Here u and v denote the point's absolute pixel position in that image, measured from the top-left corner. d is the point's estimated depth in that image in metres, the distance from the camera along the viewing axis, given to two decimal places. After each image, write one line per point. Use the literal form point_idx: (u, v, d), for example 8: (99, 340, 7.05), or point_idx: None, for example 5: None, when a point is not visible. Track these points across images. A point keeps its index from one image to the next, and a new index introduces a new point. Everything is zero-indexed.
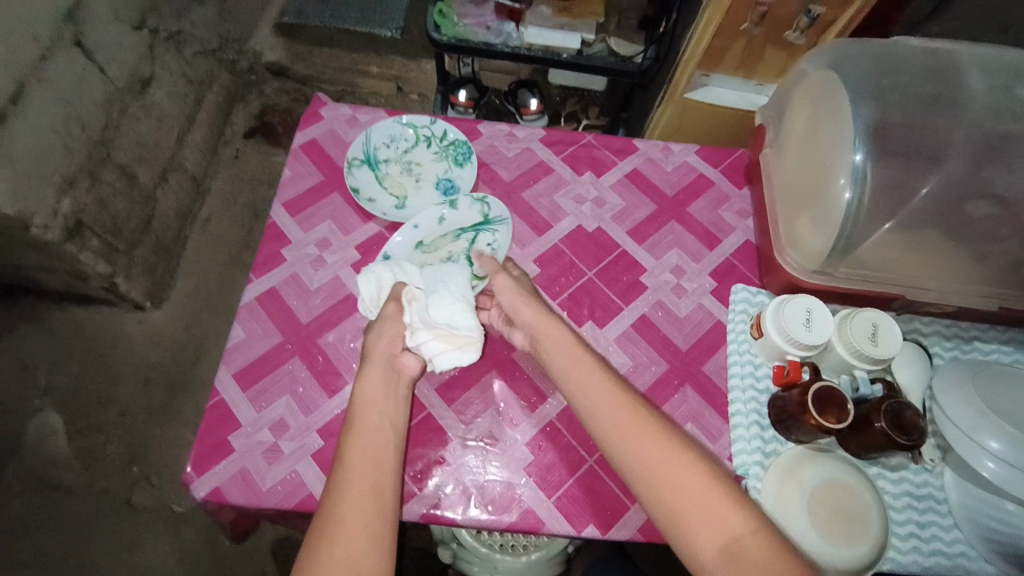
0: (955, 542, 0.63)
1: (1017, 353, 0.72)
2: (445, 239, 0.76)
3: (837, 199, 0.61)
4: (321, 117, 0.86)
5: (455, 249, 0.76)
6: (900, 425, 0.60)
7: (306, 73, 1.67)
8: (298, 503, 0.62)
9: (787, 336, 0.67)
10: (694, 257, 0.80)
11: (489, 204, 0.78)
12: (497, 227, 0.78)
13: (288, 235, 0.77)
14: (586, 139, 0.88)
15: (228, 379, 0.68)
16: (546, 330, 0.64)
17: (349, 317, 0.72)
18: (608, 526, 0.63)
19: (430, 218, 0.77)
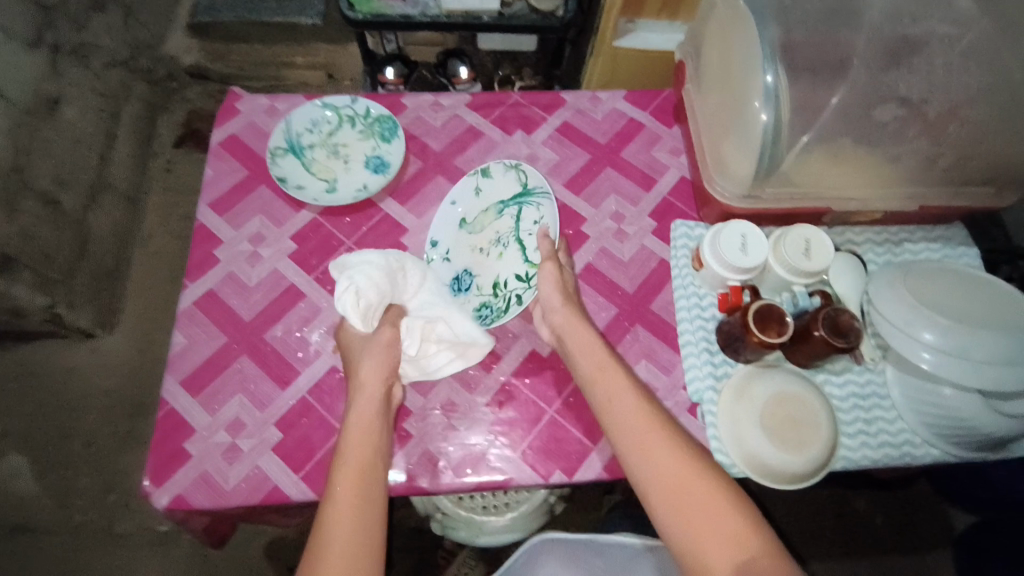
0: (900, 433, 0.68)
1: (945, 250, 0.76)
2: (489, 217, 0.77)
3: (754, 120, 0.61)
4: (237, 110, 0.83)
5: (500, 228, 0.76)
6: (837, 329, 0.64)
7: (224, 71, 1.60)
8: (265, 496, 0.62)
9: (725, 262, 0.68)
10: (632, 201, 0.80)
11: (523, 170, 0.77)
12: (540, 200, 0.75)
13: (219, 235, 0.76)
14: (513, 98, 0.87)
15: (176, 388, 0.67)
16: (573, 330, 0.65)
17: (293, 308, 0.72)
18: (575, 469, 0.65)
19: (467, 192, 0.78)
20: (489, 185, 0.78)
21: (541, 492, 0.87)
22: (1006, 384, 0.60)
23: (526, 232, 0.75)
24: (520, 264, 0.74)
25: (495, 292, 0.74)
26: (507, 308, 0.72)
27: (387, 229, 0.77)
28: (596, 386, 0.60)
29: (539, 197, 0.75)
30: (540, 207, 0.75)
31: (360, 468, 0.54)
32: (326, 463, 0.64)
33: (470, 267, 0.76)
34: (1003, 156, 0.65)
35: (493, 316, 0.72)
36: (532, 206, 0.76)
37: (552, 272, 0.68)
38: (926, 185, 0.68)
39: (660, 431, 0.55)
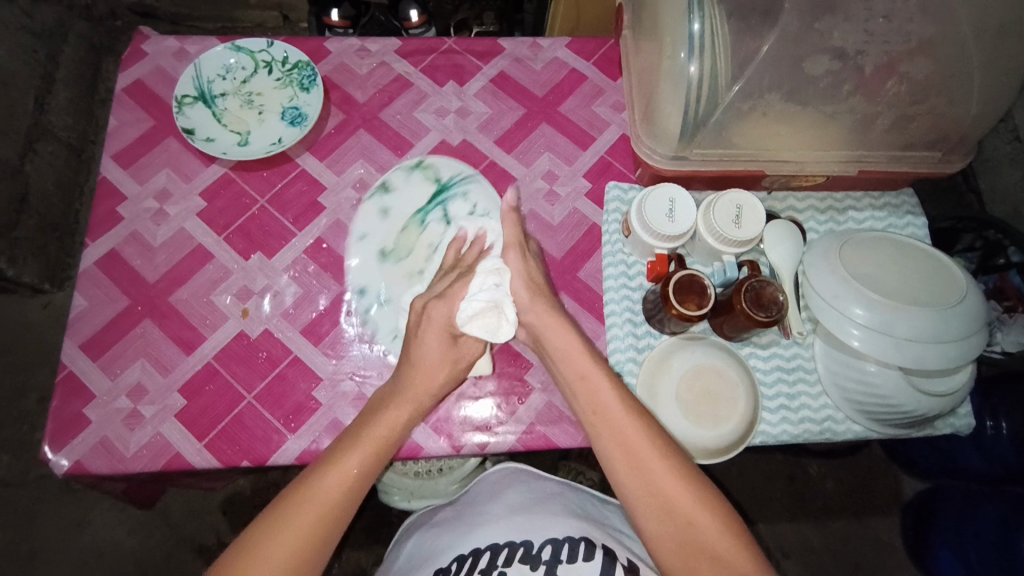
0: (823, 408, 0.66)
1: (891, 218, 0.72)
2: (411, 234, 0.70)
3: (680, 73, 0.57)
4: (144, 53, 0.77)
5: (433, 237, 0.70)
6: (759, 302, 0.61)
7: (174, 11, 1.43)
8: (166, 463, 0.60)
9: (652, 230, 0.64)
10: (567, 160, 0.76)
11: (429, 167, 0.74)
12: (464, 186, 0.73)
13: (123, 190, 0.71)
14: (447, 44, 0.81)
15: (75, 351, 0.64)
16: (556, 329, 0.59)
17: (200, 270, 0.68)
18: (485, 441, 0.64)
19: (372, 216, 0.71)
20: (395, 199, 0.72)
21: (473, 461, 0.88)
22: (928, 361, 0.57)
23: (466, 225, 0.71)
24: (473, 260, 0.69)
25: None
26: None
27: (304, 187, 0.73)
28: (573, 389, 0.57)
29: (461, 186, 0.73)
30: (467, 196, 0.73)
31: (347, 475, 0.50)
32: (230, 431, 0.62)
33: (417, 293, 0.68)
34: (945, 116, 0.61)
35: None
36: (458, 198, 0.72)
37: (518, 262, 0.62)
38: (866, 147, 0.64)
39: (634, 430, 0.52)
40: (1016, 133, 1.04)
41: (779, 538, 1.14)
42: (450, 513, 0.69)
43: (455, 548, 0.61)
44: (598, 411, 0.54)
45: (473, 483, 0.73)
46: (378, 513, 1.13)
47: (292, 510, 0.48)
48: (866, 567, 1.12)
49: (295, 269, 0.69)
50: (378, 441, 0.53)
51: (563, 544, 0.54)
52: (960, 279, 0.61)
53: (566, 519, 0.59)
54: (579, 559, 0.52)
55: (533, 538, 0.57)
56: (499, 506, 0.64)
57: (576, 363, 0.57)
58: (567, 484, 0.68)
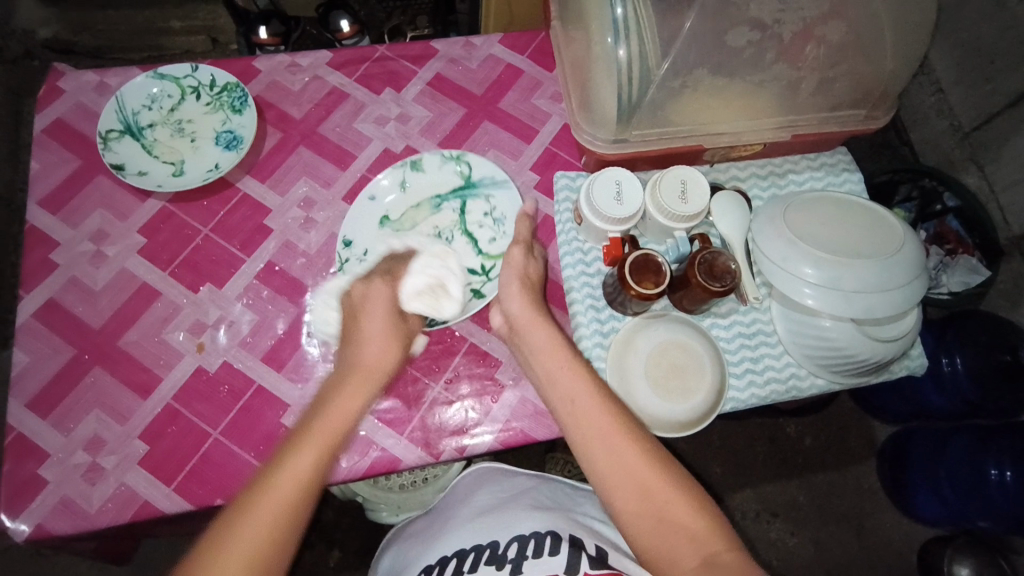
0: (787, 367, 0.68)
1: (829, 177, 0.75)
2: (421, 212, 0.71)
3: (609, 56, 0.59)
4: (61, 91, 0.74)
5: (441, 223, 0.71)
6: (713, 273, 0.62)
7: (95, 44, 1.35)
8: (134, 514, 0.57)
9: (602, 215, 0.65)
10: (513, 155, 0.76)
11: (466, 162, 0.72)
12: (491, 191, 0.72)
13: (55, 236, 0.68)
14: (379, 52, 0.80)
15: (21, 412, 0.61)
16: (534, 326, 0.59)
17: (148, 309, 0.66)
18: (463, 444, 0.64)
19: (389, 189, 0.71)
20: (419, 177, 0.72)
21: (456, 467, 0.87)
22: (877, 310, 0.60)
23: (475, 224, 0.71)
24: (473, 257, 0.70)
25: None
26: (464, 305, 0.67)
27: (248, 211, 0.71)
28: (549, 380, 0.55)
29: (488, 187, 0.72)
30: (488, 199, 0.72)
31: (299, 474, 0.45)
32: (199, 471, 0.60)
33: None
34: (865, 74, 0.63)
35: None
36: (479, 198, 0.72)
37: (520, 256, 0.65)
38: (795, 111, 0.66)
39: (599, 410, 0.51)
40: (937, 85, 1.09)
41: (767, 500, 1.17)
42: (423, 523, 0.69)
43: (424, 558, 0.60)
44: (570, 399, 0.53)
45: (446, 490, 0.72)
46: (371, 532, 1.11)
47: (298, 445, 0.47)
48: (850, 516, 1.16)
49: (248, 297, 0.67)
50: (366, 381, 0.54)
51: (530, 541, 0.54)
52: (898, 228, 0.64)
53: (533, 514, 0.59)
54: (544, 554, 0.52)
55: (500, 538, 0.57)
56: (467, 510, 0.64)
57: (544, 356, 0.57)
58: (540, 477, 0.69)
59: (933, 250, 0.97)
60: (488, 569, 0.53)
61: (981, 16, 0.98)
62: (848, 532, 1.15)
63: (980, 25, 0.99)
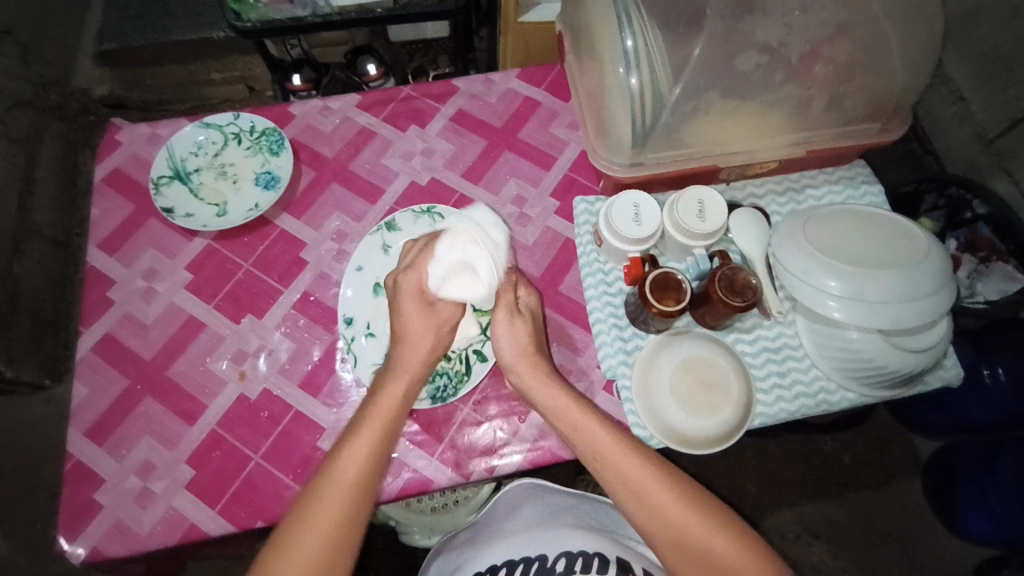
0: (815, 381, 0.67)
1: (848, 190, 0.75)
2: None
3: (622, 85, 0.61)
4: (117, 142, 0.80)
5: None
6: (734, 289, 0.63)
7: (148, 97, 1.46)
8: (182, 536, 0.60)
9: (621, 236, 0.67)
10: (533, 182, 0.79)
11: (437, 213, 0.75)
12: None
13: (110, 275, 0.73)
14: (404, 92, 0.84)
15: (80, 439, 0.65)
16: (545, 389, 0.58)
17: (194, 340, 0.70)
18: (493, 464, 0.65)
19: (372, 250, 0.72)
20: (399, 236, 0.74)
21: (484, 490, 0.88)
22: (905, 321, 0.59)
23: None
24: (468, 315, 0.70)
25: (447, 356, 0.68)
26: (469, 370, 0.67)
27: (284, 246, 0.75)
28: (574, 437, 0.56)
29: None
30: None
31: (342, 490, 0.52)
32: (242, 494, 0.62)
33: None
34: (876, 89, 0.64)
35: (452, 385, 0.67)
36: None
37: (505, 328, 0.61)
38: (810, 127, 0.67)
39: (635, 465, 0.53)
40: (959, 94, 1.09)
41: (807, 521, 1.14)
42: (470, 534, 0.70)
43: (474, 562, 0.62)
44: (600, 457, 0.54)
45: (489, 505, 0.73)
46: (404, 557, 1.11)
47: (316, 507, 0.51)
48: (897, 538, 1.11)
49: (286, 326, 0.71)
50: (385, 421, 0.56)
51: (577, 558, 0.55)
52: (920, 238, 0.64)
53: (579, 531, 0.60)
54: (592, 572, 0.54)
55: (547, 551, 0.58)
56: (514, 523, 0.66)
57: (568, 413, 0.57)
58: (581, 495, 0.69)
59: (965, 258, 0.96)
60: None
61: (998, 24, 0.98)
62: (895, 554, 1.10)
63: (998, 33, 0.98)
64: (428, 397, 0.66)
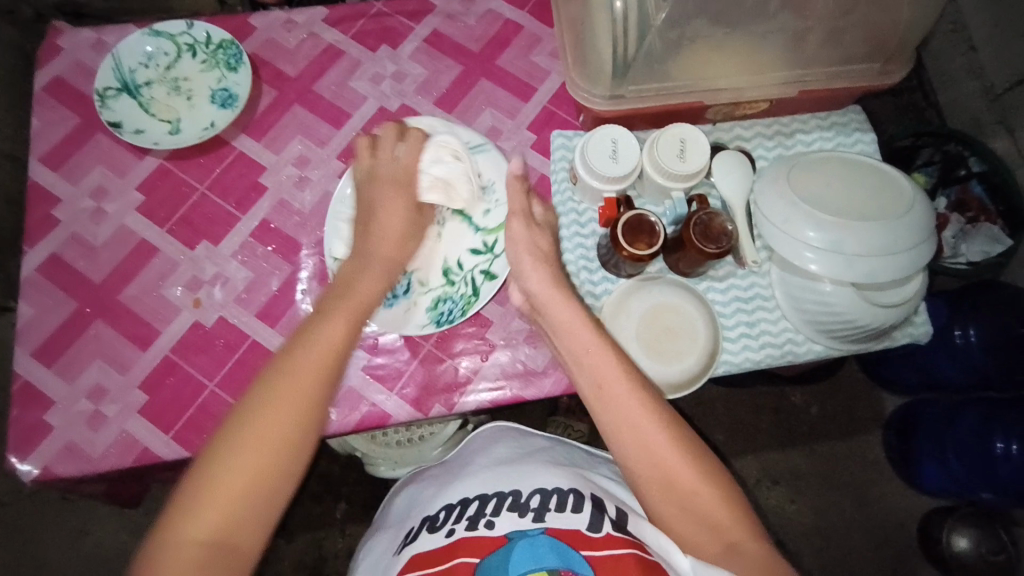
0: (783, 332, 0.66)
1: (839, 137, 0.72)
2: None
3: (605, 9, 0.56)
4: (60, 48, 0.74)
5: None
6: (709, 234, 0.61)
7: (103, 7, 1.31)
8: (136, 458, 0.60)
9: (596, 173, 0.63)
10: (509, 114, 0.74)
11: (460, 128, 0.68)
12: (479, 156, 0.68)
13: (56, 192, 0.69)
14: (375, 7, 0.78)
15: (27, 360, 0.63)
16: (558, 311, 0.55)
17: (147, 265, 0.67)
18: (454, 402, 0.64)
19: (381, 162, 0.67)
20: (414, 147, 0.68)
21: (451, 425, 0.88)
22: (879, 275, 0.57)
23: (468, 196, 0.67)
24: (469, 237, 0.67)
25: (448, 281, 0.65)
26: (476, 291, 0.64)
27: (243, 170, 0.71)
28: (576, 360, 0.53)
29: (474, 152, 0.68)
30: (476, 164, 0.68)
31: (240, 478, 0.41)
32: (196, 420, 0.61)
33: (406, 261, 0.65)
34: (877, 23, 0.60)
35: (459, 308, 0.64)
36: None
37: (522, 229, 0.60)
38: (805, 64, 0.63)
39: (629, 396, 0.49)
40: (970, 43, 1.03)
41: (769, 468, 1.17)
42: (441, 469, 0.67)
43: (445, 495, 0.59)
44: (599, 384, 0.51)
45: (462, 443, 0.70)
46: (375, 489, 1.14)
47: (225, 450, 0.42)
48: (852, 486, 1.15)
49: (243, 254, 0.67)
50: (311, 391, 0.45)
51: (552, 495, 0.53)
52: (904, 187, 0.61)
53: (554, 470, 0.57)
54: (568, 509, 0.51)
55: (522, 487, 0.55)
56: (488, 459, 0.63)
57: (575, 337, 0.54)
58: (557, 440, 0.67)
59: (953, 217, 0.93)
60: (509, 517, 0.52)
61: None
62: (849, 500, 1.15)
63: None
64: (430, 323, 0.63)
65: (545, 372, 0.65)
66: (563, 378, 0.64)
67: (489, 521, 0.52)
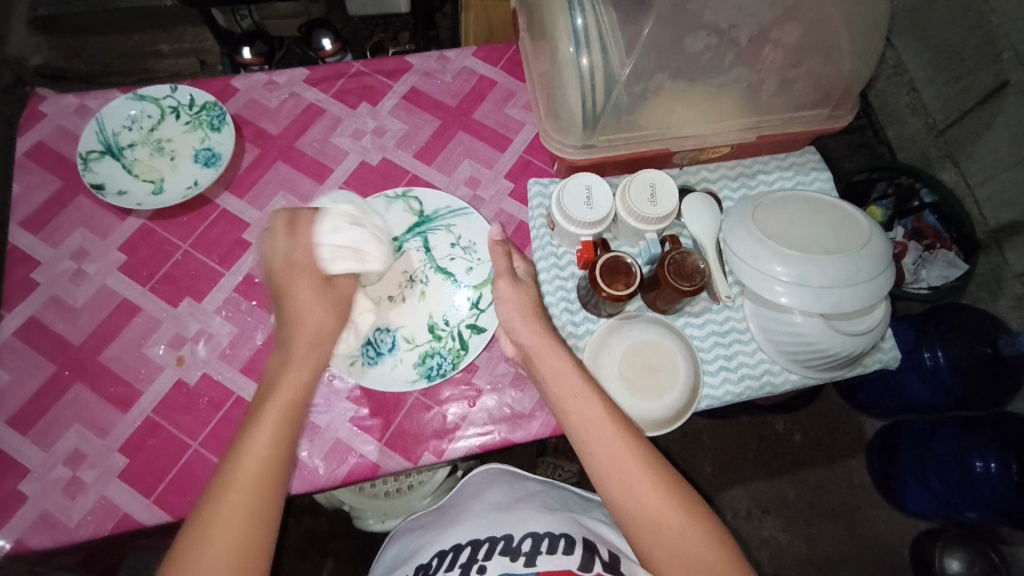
0: (761, 363, 0.68)
1: (798, 176, 0.77)
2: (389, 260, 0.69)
3: (572, 64, 0.60)
4: (43, 114, 0.75)
5: (413, 266, 0.70)
6: (683, 273, 0.63)
7: (85, 69, 1.36)
8: (115, 525, 0.58)
9: (572, 218, 0.66)
10: (487, 163, 0.77)
11: (418, 199, 0.72)
12: (451, 222, 0.71)
13: (36, 254, 0.69)
14: (355, 67, 0.81)
15: (2, 427, 0.61)
16: (546, 352, 0.57)
17: (128, 324, 0.67)
18: (443, 449, 0.64)
19: None
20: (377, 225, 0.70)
21: (441, 471, 0.87)
22: (844, 305, 0.60)
23: (447, 257, 0.70)
24: (454, 295, 0.69)
25: (435, 336, 0.67)
26: (465, 344, 0.67)
27: (226, 226, 0.72)
28: (561, 404, 0.54)
29: (446, 218, 0.72)
30: (451, 229, 0.71)
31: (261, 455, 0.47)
32: (179, 482, 0.60)
33: (383, 324, 0.66)
34: (823, 74, 0.65)
35: (450, 360, 0.66)
36: (441, 231, 0.71)
37: (509, 288, 0.62)
38: (760, 111, 0.68)
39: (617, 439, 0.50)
40: (911, 84, 1.11)
41: (758, 497, 1.17)
42: (434, 515, 0.66)
43: (439, 542, 0.59)
44: (586, 424, 0.52)
45: (455, 488, 0.70)
46: (362, 543, 1.10)
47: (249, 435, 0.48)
48: (842, 512, 1.16)
49: (227, 309, 0.68)
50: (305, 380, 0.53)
51: (544, 539, 0.53)
52: (862, 224, 0.65)
53: (547, 514, 0.57)
54: (559, 552, 0.51)
55: (514, 531, 0.55)
56: (481, 504, 0.62)
57: (560, 379, 0.55)
58: (550, 483, 0.66)
59: (911, 245, 0.99)
60: (501, 561, 0.51)
61: (949, 16, 1.00)
62: (841, 527, 1.15)
63: (948, 24, 1.00)
64: (418, 379, 0.65)
65: (533, 415, 0.65)
66: (551, 420, 0.65)
67: (482, 565, 0.52)
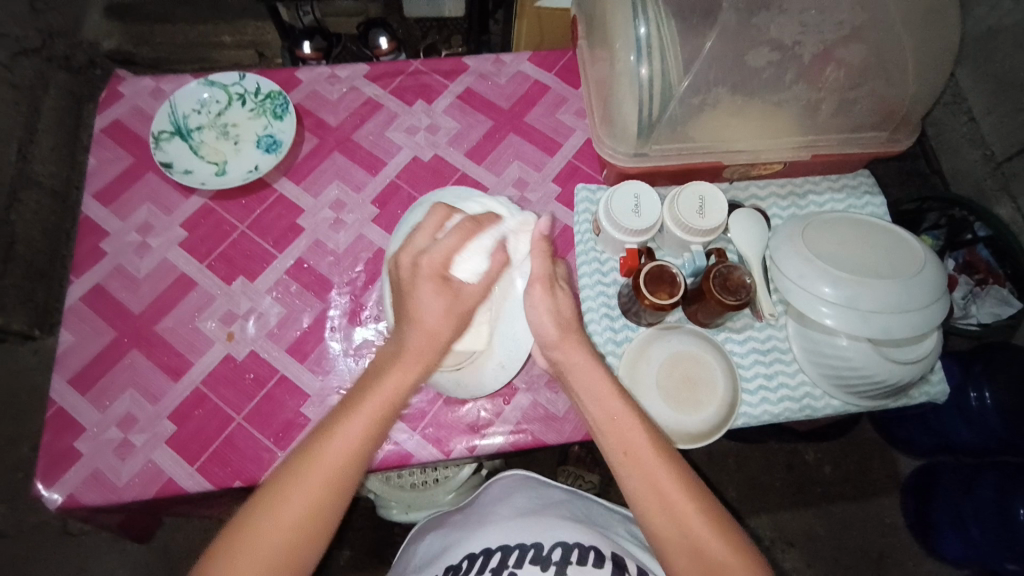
0: (801, 385, 0.67)
1: (850, 199, 0.76)
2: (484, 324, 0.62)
3: (631, 73, 0.61)
4: (120, 94, 0.80)
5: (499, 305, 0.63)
6: (728, 287, 0.63)
7: (153, 55, 1.42)
8: (159, 489, 0.60)
9: (618, 225, 0.66)
10: (536, 167, 0.78)
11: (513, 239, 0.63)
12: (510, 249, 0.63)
13: (104, 226, 0.73)
14: (413, 66, 0.84)
15: (63, 386, 0.64)
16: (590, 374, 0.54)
17: (184, 297, 0.70)
18: (475, 442, 0.65)
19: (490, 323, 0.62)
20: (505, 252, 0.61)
21: (466, 469, 0.88)
22: (894, 332, 0.59)
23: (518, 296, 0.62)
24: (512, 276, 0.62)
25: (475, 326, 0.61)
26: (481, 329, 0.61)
27: (282, 211, 0.75)
28: (604, 431, 0.52)
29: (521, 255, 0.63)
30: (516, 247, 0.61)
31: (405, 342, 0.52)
32: (221, 453, 0.62)
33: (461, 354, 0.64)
34: (886, 96, 0.65)
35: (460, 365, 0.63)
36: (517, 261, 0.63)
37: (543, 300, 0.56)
38: (816, 131, 0.68)
39: (664, 473, 0.49)
40: (970, 114, 1.08)
41: (783, 527, 1.14)
42: (461, 516, 0.67)
43: (468, 544, 0.59)
44: (630, 455, 0.50)
45: (480, 490, 0.71)
46: (381, 533, 1.12)
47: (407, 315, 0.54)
48: (871, 550, 1.12)
49: (277, 291, 0.70)
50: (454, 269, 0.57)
51: (573, 548, 0.53)
52: (919, 252, 0.63)
53: (575, 523, 0.58)
54: (588, 564, 0.51)
55: (542, 540, 0.55)
56: (509, 510, 0.63)
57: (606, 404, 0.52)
58: (575, 493, 0.67)
59: (962, 280, 0.97)
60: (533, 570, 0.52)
61: (1015, 47, 0.98)
62: (867, 567, 1.11)
63: (1014, 56, 0.98)
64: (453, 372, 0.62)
65: (566, 417, 0.66)
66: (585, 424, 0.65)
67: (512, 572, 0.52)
